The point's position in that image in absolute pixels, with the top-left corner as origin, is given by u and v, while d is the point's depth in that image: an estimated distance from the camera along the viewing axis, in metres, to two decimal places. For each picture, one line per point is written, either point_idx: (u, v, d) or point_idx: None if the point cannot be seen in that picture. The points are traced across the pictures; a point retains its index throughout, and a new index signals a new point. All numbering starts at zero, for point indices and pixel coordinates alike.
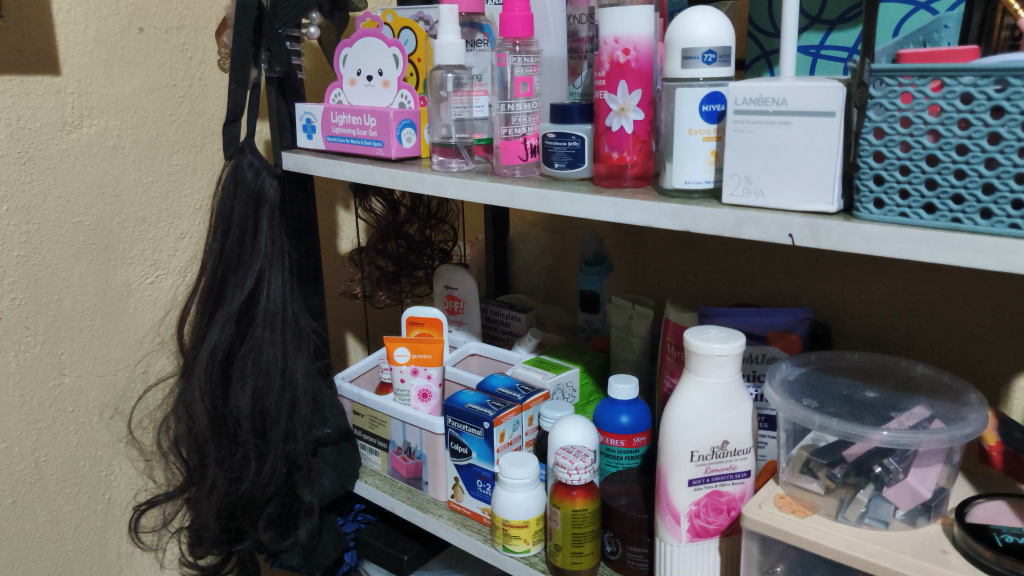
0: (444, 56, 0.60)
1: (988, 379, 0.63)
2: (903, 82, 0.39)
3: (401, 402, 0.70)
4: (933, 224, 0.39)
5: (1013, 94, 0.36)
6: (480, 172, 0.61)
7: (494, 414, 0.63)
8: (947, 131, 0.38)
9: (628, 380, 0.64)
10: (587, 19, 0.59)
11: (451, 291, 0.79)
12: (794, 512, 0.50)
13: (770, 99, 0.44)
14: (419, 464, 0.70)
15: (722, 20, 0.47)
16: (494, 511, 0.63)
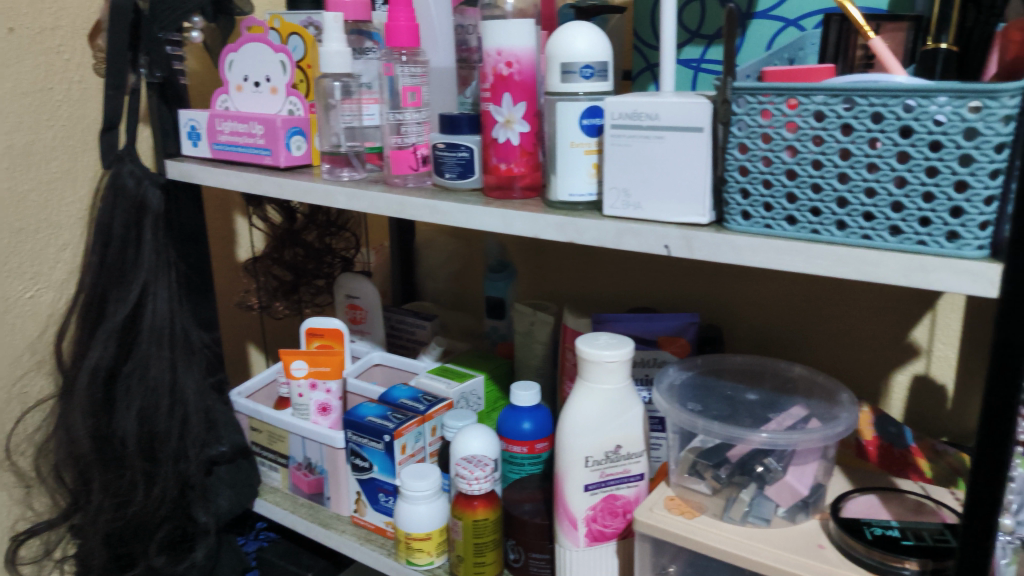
0: (330, 64, 0.59)
1: (870, 376, 0.66)
2: (763, 101, 0.43)
3: (300, 417, 0.69)
4: (795, 235, 0.44)
5: (859, 113, 0.40)
6: (372, 181, 0.60)
7: (394, 427, 0.62)
8: (803, 147, 0.42)
9: (529, 386, 0.63)
10: (476, 30, 0.58)
11: (354, 300, 0.77)
12: (683, 513, 0.52)
13: (643, 115, 0.47)
14: (320, 480, 0.68)
15: (597, 35, 0.50)
16: (398, 524, 0.62)
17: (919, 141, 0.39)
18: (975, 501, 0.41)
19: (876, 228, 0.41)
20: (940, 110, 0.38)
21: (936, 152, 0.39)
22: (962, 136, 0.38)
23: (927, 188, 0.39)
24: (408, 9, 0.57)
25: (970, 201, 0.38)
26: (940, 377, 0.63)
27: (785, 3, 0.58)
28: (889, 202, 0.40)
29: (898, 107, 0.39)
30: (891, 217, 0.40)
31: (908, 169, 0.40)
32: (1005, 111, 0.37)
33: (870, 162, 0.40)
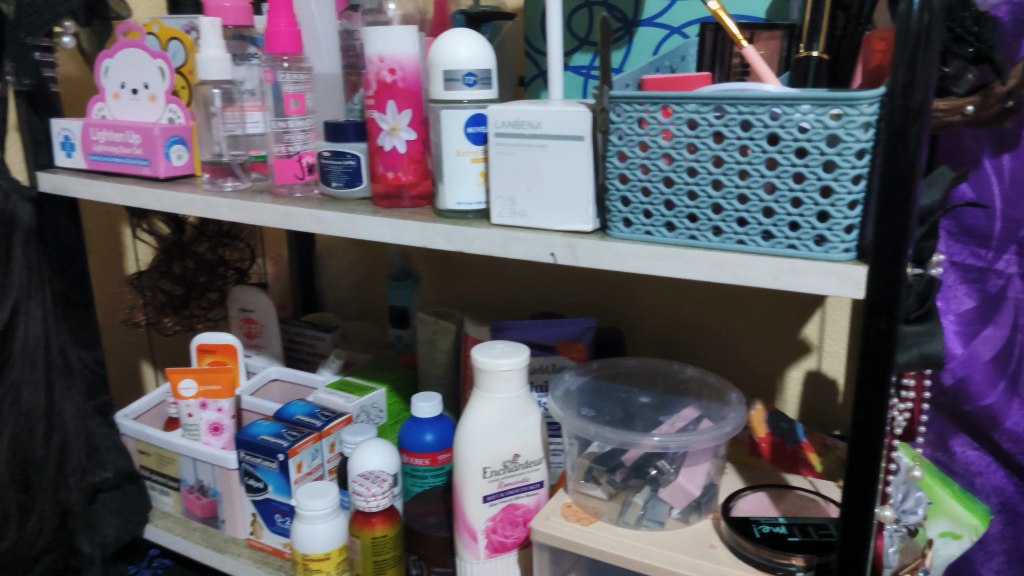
0: (207, 70, 0.58)
1: (766, 372, 0.67)
2: (639, 109, 0.45)
3: (190, 438, 0.66)
4: (673, 240, 0.46)
5: (728, 121, 0.42)
6: (256, 192, 0.58)
7: (288, 445, 0.60)
8: (679, 155, 0.44)
9: (431, 397, 0.61)
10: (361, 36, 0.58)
11: (247, 313, 0.75)
12: (579, 520, 0.52)
13: (525, 123, 0.48)
14: (213, 502, 0.66)
15: (481, 42, 0.50)
16: (294, 546, 0.59)
17: (785, 148, 0.41)
18: (851, 495, 0.42)
19: (749, 233, 0.43)
20: (804, 118, 0.40)
21: (802, 158, 0.41)
22: (824, 143, 0.40)
23: (794, 194, 0.42)
24: (289, 14, 0.56)
25: (834, 206, 0.41)
26: (832, 372, 0.64)
27: (670, 9, 0.60)
28: (760, 208, 0.43)
29: (765, 115, 0.41)
30: (762, 222, 0.43)
31: (776, 175, 0.42)
32: (864, 118, 0.39)
33: (741, 169, 0.43)
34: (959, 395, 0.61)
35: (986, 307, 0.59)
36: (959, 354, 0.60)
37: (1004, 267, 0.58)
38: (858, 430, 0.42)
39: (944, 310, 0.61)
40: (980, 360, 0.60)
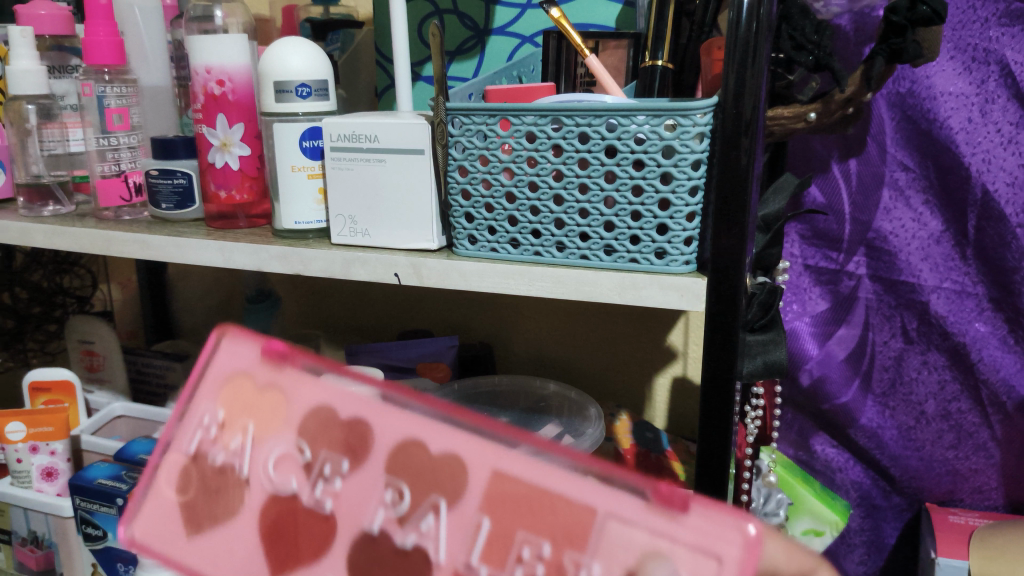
0: (19, 84, 0.53)
1: (634, 381, 0.67)
2: (479, 122, 0.43)
3: (22, 485, 0.60)
4: (518, 257, 0.45)
5: (566, 133, 0.41)
6: (79, 217, 0.54)
7: (128, 488, 0.54)
8: (520, 169, 0.43)
9: None
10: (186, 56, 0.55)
11: (89, 345, 0.70)
12: None
13: (362, 136, 0.46)
14: (49, 555, 0.60)
15: (314, 50, 0.47)
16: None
17: (622, 161, 0.40)
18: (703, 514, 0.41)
19: (592, 248, 0.42)
20: (640, 128, 0.39)
21: (639, 170, 0.40)
22: (660, 154, 0.39)
23: (633, 207, 0.41)
24: (108, 24, 0.51)
25: (673, 218, 0.40)
26: (696, 377, 0.65)
27: (520, 19, 0.60)
28: (601, 222, 0.42)
29: (602, 126, 0.40)
30: (604, 237, 0.42)
31: (616, 188, 0.41)
32: (697, 129, 0.38)
33: (581, 183, 0.41)
34: (817, 394, 0.61)
35: (839, 308, 0.59)
36: (814, 355, 0.60)
37: (854, 269, 0.58)
38: (706, 442, 0.41)
39: (799, 313, 0.60)
40: (835, 360, 0.60)
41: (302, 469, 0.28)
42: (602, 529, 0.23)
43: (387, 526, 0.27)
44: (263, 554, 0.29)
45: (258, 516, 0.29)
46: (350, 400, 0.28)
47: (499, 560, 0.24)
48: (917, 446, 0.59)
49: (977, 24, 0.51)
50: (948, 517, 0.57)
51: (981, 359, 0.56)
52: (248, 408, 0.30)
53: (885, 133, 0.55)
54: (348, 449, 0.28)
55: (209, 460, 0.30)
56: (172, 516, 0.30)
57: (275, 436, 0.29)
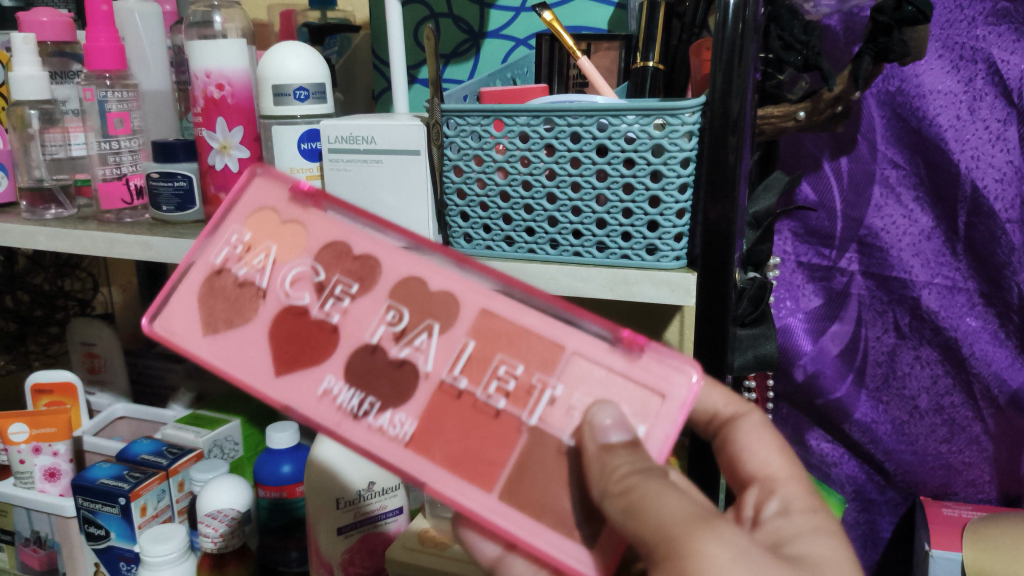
0: (23, 90, 0.54)
1: None
2: (473, 123, 0.43)
3: (25, 486, 0.61)
4: (513, 255, 0.45)
5: (558, 133, 0.41)
6: (80, 219, 0.55)
7: (130, 487, 0.55)
8: (513, 168, 0.43)
9: (286, 427, 0.59)
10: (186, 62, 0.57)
11: (90, 348, 0.70)
12: (434, 546, 0.50)
13: (359, 138, 0.47)
14: (51, 555, 0.60)
15: (314, 56, 0.48)
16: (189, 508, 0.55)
17: (613, 159, 0.41)
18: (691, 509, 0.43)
19: (585, 245, 0.43)
20: (630, 128, 0.40)
21: (630, 169, 0.41)
22: (650, 153, 0.40)
23: (624, 205, 0.41)
24: (110, 30, 0.52)
25: (663, 215, 0.41)
26: None
27: (514, 22, 0.61)
28: (594, 220, 0.42)
29: (593, 126, 0.41)
30: (596, 234, 0.43)
31: (607, 186, 0.41)
32: (686, 128, 0.39)
33: (573, 181, 0.42)
34: (811, 390, 0.62)
35: (832, 304, 0.60)
36: (808, 351, 0.61)
37: (847, 265, 0.59)
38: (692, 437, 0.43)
39: (793, 309, 0.61)
40: (829, 355, 0.60)
41: (314, 288, 0.35)
42: (570, 362, 0.32)
43: (384, 338, 0.34)
44: (270, 352, 0.35)
45: (272, 322, 0.35)
46: (361, 240, 0.35)
47: (477, 375, 0.33)
48: (911, 440, 0.60)
49: (964, 23, 0.51)
50: (942, 511, 0.57)
51: (973, 353, 0.56)
52: (271, 234, 0.36)
53: (875, 131, 0.55)
54: (357, 278, 0.35)
55: (233, 274, 0.36)
56: (193, 319, 0.36)
57: (293, 259, 0.35)
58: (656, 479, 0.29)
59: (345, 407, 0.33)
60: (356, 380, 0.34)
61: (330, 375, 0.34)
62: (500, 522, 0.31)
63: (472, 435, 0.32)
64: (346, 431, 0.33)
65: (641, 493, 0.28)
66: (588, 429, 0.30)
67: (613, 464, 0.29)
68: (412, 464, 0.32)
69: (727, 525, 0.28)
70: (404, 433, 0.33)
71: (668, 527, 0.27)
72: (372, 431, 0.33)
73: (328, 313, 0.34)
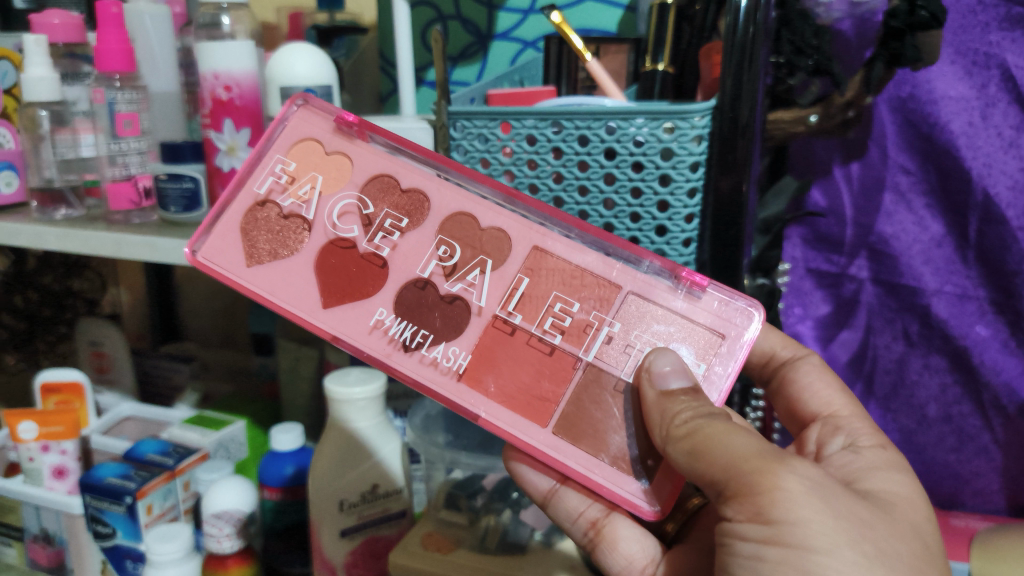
0: (33, 91, 0.54)
1: None
2: (479, 126, 0.43)
3: (33, 483, 0.61)
4: None
5: (566, 136, 0.41)
6: (89, 220, 0.55)
7: (136, 486, 0.55)
8: (520, 171, 0.43)
9: (291, 428, 0.59)
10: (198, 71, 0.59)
11: (98, 347, 0.71)
12: (438, 550, 0.50)
13: None
14: (59, 552, 0.61)
15: (321, 57, 0.49)
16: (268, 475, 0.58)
17: (621, 163, 0.40)
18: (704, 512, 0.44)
19: None
20: (639, 131, 0.39)
21: (638, 173, 0.41)
22: (659, 157, 0.40)
23: (632, 209, 0.41)
24: (119, 31, 0.53)
25: (671, 220, 0.41)
26: None
27: (522, 24, 0.60)
28: (601, 224, 0.42)
29: (601, 129, 0.40)
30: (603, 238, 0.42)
31: (615, 190, 0.41)
32: (695, 132, 0.39)
33: (581, 185, 0.42)
34: None
35: (841, 311, 0.60)
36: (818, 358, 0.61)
37: (856, 272, 0.58)
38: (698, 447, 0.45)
39: (802, 316, 0.61)
40: (838, 363, 0.61)
41: (360, 222, 0.39)
42: (625, 300, 0.38)
43: (436, 272, 0.38)
44: (317, 283, 0.38)
45: (319, 252, 0.39)
46: (408, 176, 0.40)
47: (532, 313, 0.38)
48: (919, 449, 0.59)
49: (978, 28, 0.50)
50: (949, 521, 0.56)
51: (982, 361, 0.55)
52: (316, 165, 0.40)
53: (887, 137, 0.54)
54: (406, 213, 0.39)
55: (278, 203, 0.39)
56: (236, 248, 0.39)
57: (340, 191, 0.39)
58: (720, 420, 0.33)
59: (396, 338, 0.38)
60: (406, 313, 0.38)
61: (381, 306, 0.38)
62: (550, 452, 0.36)
63: (525, 366, 0.37)
64: (400, 361, 0.37)
65: (706, 437, 0.32)
66: (648, 379, 0.35)
67: (671, 410, 0.34)
68: (466, 393, 0.37)
69: (801, 462, 0.31)
70: (458, 365, 0.37)
71: (738, 463, 0.31)
72: (424, 364, 0.37)
73: (378, 247, 0.39)
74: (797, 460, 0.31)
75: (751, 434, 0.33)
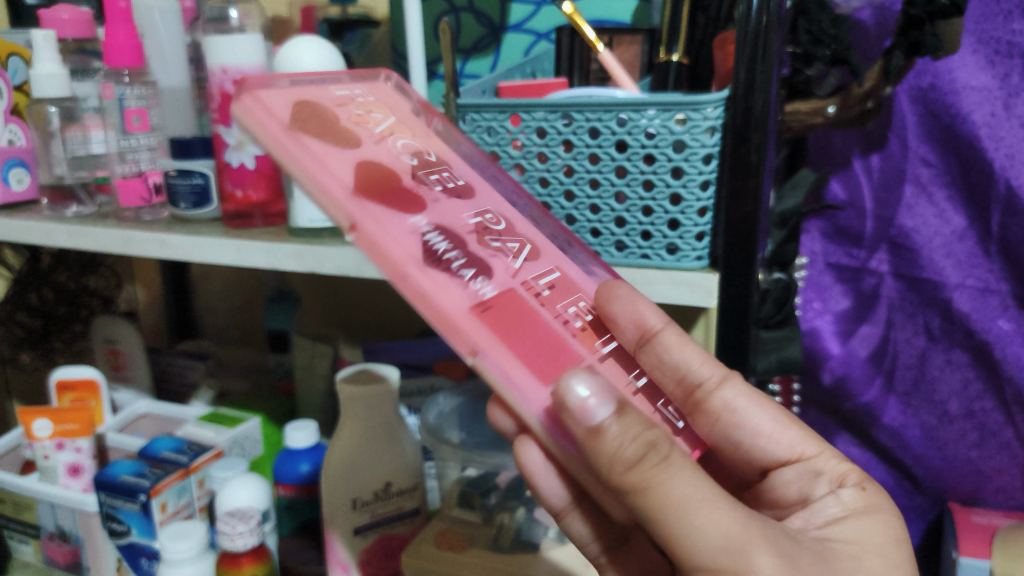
0: (43, 87, 0.55)
1: None
2: (490, 119, 0.43)
3: (48, 481, 0.61)
4: None
5: (577, 129, 0.40)
6: (100, 217, 0.55)
7: (150, 484, 0.55)
8: (530, 165, 0.43)
9: (305, 425, 0.58)
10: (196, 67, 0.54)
11: (113, 345, 0.71)
12: (451, 549, 0.50)
13: None
14: (75, 550, 0.61)
15: (329, 51, 0.48)
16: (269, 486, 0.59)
17: (633, 155, 0.40)
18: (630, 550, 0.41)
19: (603, 244, 0.42)
20: (650, 123, 0.39)
21: (650, 165, 0.40)
22: (671, 149, 0.39)
23: (644, 202, 0.40)
24: (128, 26, 0.52)
25: (684, 214, 0.40)
26: None
27: (536, 15, 0.60)
28: (612, 218, 0.42)
29: (612, 121, 0.40)
30: (615, 232, 0.42)
31: (626, 183, 0.40)
32: (708, 123, 0.38)
33: (592, 178, 0.41)
34: (839, 394, 0.60)
35: (861, 306, 0.58)
36: (836, 354, 0.59)
37: (876, 266, 0.57)
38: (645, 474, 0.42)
39: (821, 310, 0.59)
40: (857, 358, 0.59)
41: (418, 158, 0.37)
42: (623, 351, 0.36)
43: (480, 225, 0.36)
44: (353, 174, 0.33)
45: (366, 155, 0.35)
46: (458, 163, 0.39)
47: (560, 299, 0.36)
48: (940, 445, 0.58)
49: (1000, 17, 0.49)
50: (971, 518, 0.55)
51: (1005, 357, 0.54)
52: (390, 108, 0.39)
53: (906, 128, 0.53)
54: (460, 178, 0.38)
55: (344, 114, 0.36)
56: (281, 108, 0.34)
57: (404, 135, 0.38)
58: (686, 480, 0.28)
59: (433, 246, 0.33)
60: (447, 233, 0.34)
61: (423, 220, 0.34)
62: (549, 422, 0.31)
63: (543, 337, 0.33)
64: (418, 273, 0.32)
65: (667, 503, 0.28)
66: (564, 410, 0.29)
67: (608, 451, 0.29)
68: (482, 325, 0.31)
69: (765, 553, 0.28)
70: (483, 293, 0.33)
71: (697, 548, 0.28)
72: (450, 282, 0.32)
73: (430, 182, 0.36)
74: (763, 552, 0.28)
75: (725, 504, 0.28)
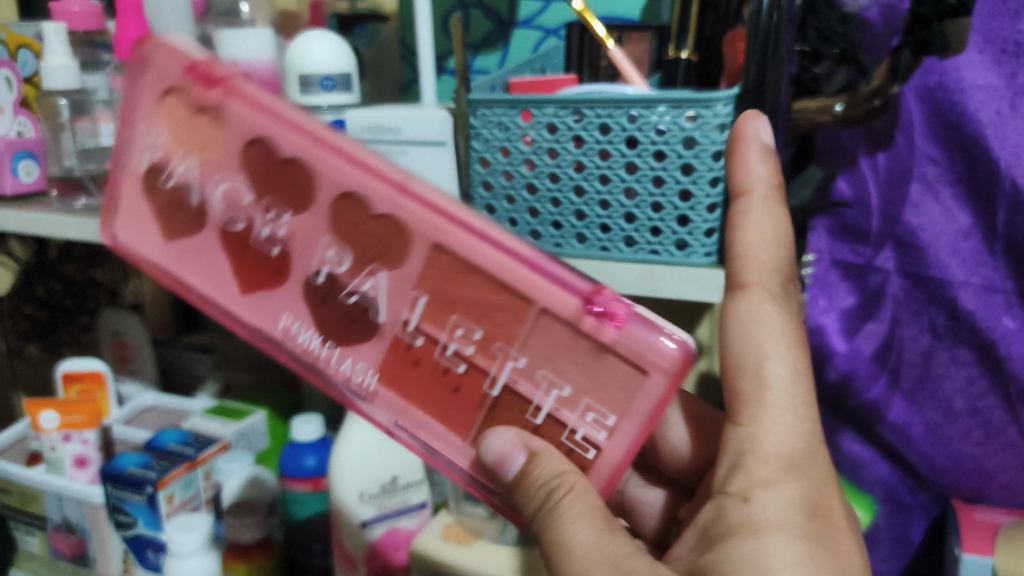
0: (53, 79, 0.55)
1: None
2: (501, 114, 0.43)
3: (54, 473, 0.61)
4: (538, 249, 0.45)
5: (587, 125, 0.41)
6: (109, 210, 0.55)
7: (157, 476, 0.55)
8: (539, 161, 0.43)
9: (311, 418, 0.58)
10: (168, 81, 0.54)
11: (120, 337, 0.72)
12: (458, 541, 0.51)
13: (385, 129, 0.46)
14: (82, 541, 0.61)
15: (342, 47, 0.49)
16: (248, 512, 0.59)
17: (643, 151, 0.40)
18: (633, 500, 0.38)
19: (612, 239, 0.43)
20: (661, 120, 0.39)
21: (660, 162, 0.40)
22: (681, 145, 0.39)
23: (654, 199, 0.40)
24: (138, 20, 0.53)
25: (693, 210, 0.40)
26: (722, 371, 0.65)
27: (545, 11, 0.60)
28: (621, 214, 0.42)
29: (622, 117, 0.40)
30: (625, 228, 0.42)
31: (636, 179, 0.40)
32: (718, 120, 0.38)
33: (602, 174, 0.41)
34: (843, 391, 0.60)
35: (866, 304, 0.58)
36: (842, 351, 0.60)
37: (882, 264, 0.57)
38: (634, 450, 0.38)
39: (826, 308, 0.59)
40: (862, 356, 0.59)
41: (234, 211, 0.35)
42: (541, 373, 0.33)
43: (325, 283, 0.35)
44: (229, 267, 0.36)
45: (219, 235, 0.36)
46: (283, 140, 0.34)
47: (437, 324, 0.33)
48: (944, 443, 0.58)
49: (1007, 16, 0.49)
50: (974, 515, 0.55)
51: (1009, 355, 0.54)
52: (188, 132, 0.35)
53: (913, 127, 0.53)
54: (285, 204, 0.35)
55: (162, 210, 0.36)
56: (153, 233, 0.37)
57: (218, 174, 0.35)
58: (580, 524, 0.32)
59: (304, 348, 0.35)
60: (317, 323, 0.35)
61: (286, 313, 0.35)
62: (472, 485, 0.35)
63: (433, 399, 0.34)
64: (308, 369, 0.36)
65: (564, 542, 0.33)
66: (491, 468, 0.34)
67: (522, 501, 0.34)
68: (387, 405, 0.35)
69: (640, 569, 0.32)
70: (366, 383, 0.35)
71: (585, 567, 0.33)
72: (325, 379, 0.35)
73: (264, 247, 0.35)
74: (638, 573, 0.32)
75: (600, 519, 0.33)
